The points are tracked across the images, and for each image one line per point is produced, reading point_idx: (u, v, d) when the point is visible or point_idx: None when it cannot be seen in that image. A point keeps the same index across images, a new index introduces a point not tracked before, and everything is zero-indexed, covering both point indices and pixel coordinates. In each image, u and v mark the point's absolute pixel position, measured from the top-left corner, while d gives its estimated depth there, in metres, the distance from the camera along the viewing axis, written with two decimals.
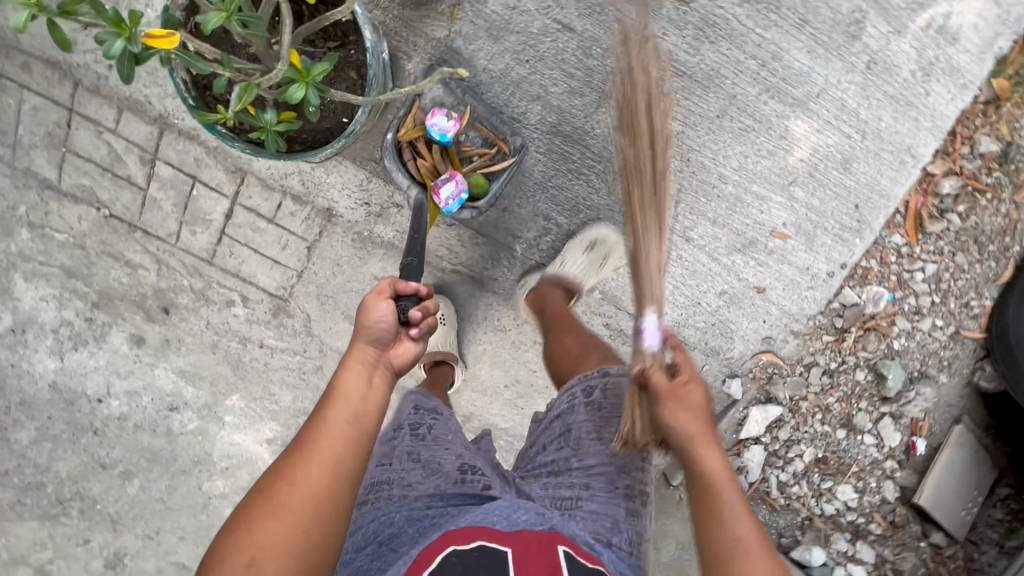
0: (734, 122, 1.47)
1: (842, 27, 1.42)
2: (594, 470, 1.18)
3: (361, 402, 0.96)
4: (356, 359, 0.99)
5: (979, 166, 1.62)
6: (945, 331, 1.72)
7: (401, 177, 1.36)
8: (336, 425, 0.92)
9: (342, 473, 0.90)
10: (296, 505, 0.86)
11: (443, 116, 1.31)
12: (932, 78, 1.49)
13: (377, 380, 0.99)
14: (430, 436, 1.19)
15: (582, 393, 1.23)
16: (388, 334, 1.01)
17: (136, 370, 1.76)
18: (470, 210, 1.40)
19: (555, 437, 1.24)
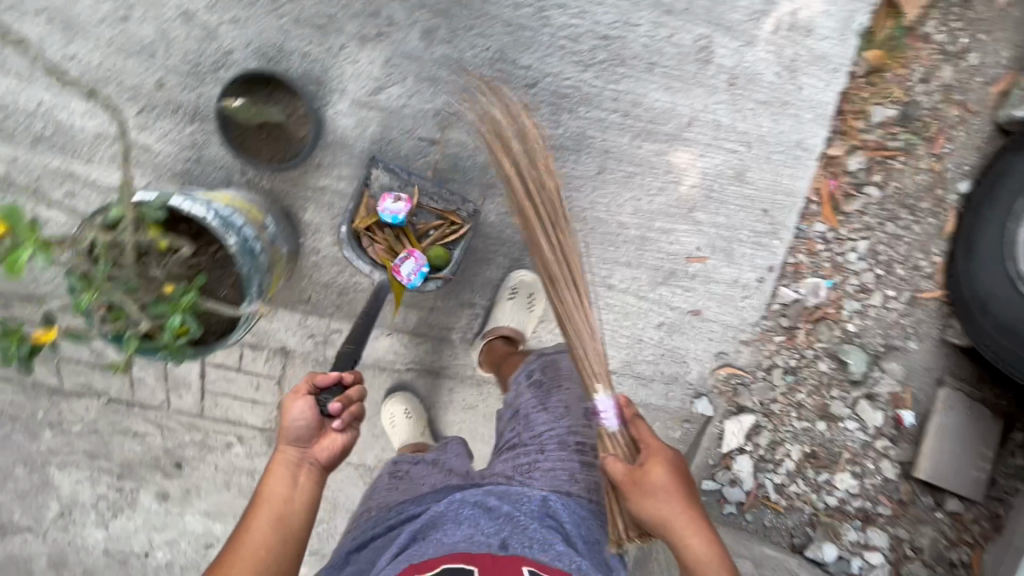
0: (616, 173, 1.52)
1: (691, 57, 1.45)
2: (545, 435, 1.25)
3: (286, 499, 1.11)
4: (282, 460, 1.14)
5: (881, 135, 1.59)
6: (900, 299, 1.68)
7: (363, 263, 1.38)
8: (258, 529, 1.07)
9: (264, 564, 1.05)
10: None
11: (392, 200, 1.35)
12: (799, 73, 1.49)
13: (303, 478, 1.14)
14: (407, 471, 1.33)
15: (525, 375, 1.34)
16: (307, 430, 1.15)
17: (169, 522, 1.97)
18: (434, 281, 1.41)
19: (508, 421, 1.33)
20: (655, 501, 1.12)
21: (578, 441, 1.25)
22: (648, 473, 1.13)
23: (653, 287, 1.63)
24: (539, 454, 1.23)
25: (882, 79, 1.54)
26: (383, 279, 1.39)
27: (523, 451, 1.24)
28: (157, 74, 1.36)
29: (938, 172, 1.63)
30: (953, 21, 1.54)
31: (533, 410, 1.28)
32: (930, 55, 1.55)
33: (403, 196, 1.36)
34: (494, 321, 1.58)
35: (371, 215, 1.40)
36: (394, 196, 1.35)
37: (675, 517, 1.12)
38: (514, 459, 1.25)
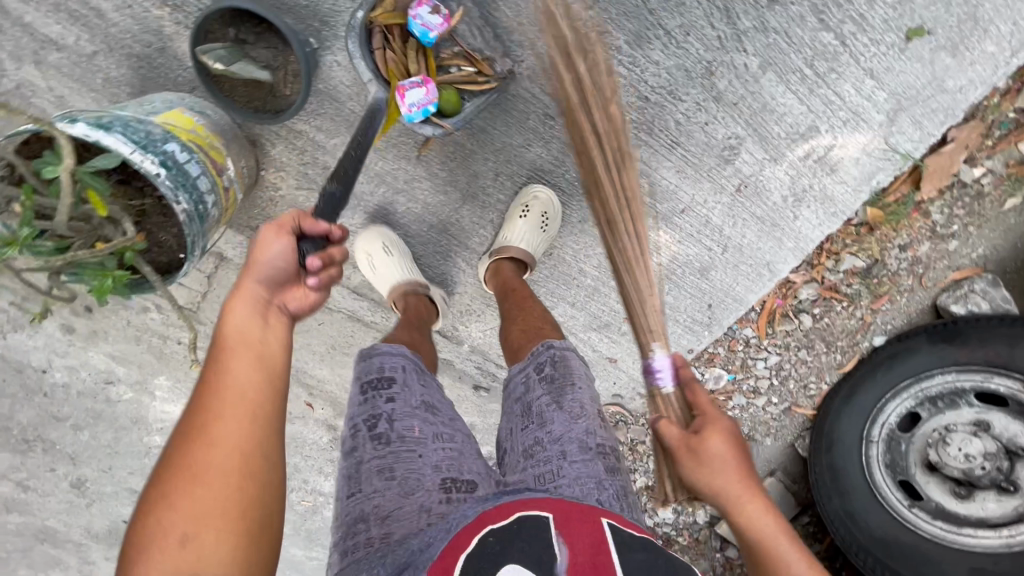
0: (597, 228, 1.51)
1: (715, 151, 1.40)
2: (565, 437, 1.15)
3: (260, 343, 0.88)
4: (249, 293, 0.89)
5: (840, 278, 1.68)
6: (778, 406, 1.91)
7: (364, 66, 1.20)
8: (239, 372, 0.84)
9: (257, 425, 0.82)
10: (219, 461, 0.77)
11: (429, 9, 1.18)
12: (803, 204, 1.49)
13: (274, 320, 0.91)
14: (395, 433, 1.11)
15: (535, 371, 1.26)
16: (283, 274, 0.92)
17: (72, 351, 2.03)
18: (433, 127, 1.26)
19: (518, 418, 1.23)
20: (712, 471, 0.97)
21: (598, 443, 1.15)
22: (706, 443, 0.98)
23: (585, 329, 1.71)
24: (563, 459, 1.12)
25: (870, 234, 1.60)
26: (380, 95, 1.21)
27: (543, 455, 1.14)
28: None
29: (866, 323, 1.76)
30: (957, 205, 1.57)
31: (547, 410, 1.19)
32: (920, 228, 1.60)
33: (443, 12, 1.19)
34: (507, 242, 1.44)
35: (397, 15, 1.20)
36: (433, 7, 1.19)
37: (735, 493, 0.98)
38: (533, 467, 1.14)
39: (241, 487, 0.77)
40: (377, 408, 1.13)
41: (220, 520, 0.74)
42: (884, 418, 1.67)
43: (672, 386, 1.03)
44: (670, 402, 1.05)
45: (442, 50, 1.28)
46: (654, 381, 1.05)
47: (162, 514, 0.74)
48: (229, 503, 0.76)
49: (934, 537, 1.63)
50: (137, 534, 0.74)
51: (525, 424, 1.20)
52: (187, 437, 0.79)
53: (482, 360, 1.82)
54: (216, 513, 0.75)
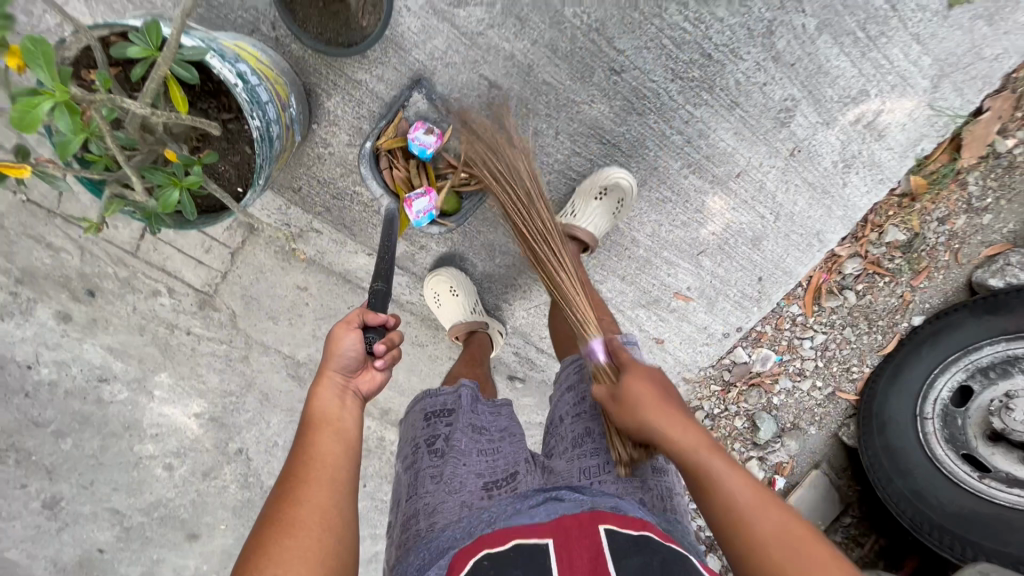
0: (653, 193, 1.50)
1: (771, 113, 1.42)
2: (615, 432, 1.09)
3: (338, 423, 0.89)
4: (329, 379, 0.92)
5: (883, 252, 1.70)
6: (822, 391, 1.87)
7: (375, 187, 1.34)
8: (323, 442, 0.86)
9: (337, 493, 0.82)
10: (307, 519, 0.77)
11: (424, 130, 1.29)
12: (852, 171, 1.52)
13: (352, 400, 0.93)
14: (447, 446, 1.08)
15: (581, 366, 1.18)
16: (356, 361, 0.94)
17: (64, 343, 1.81)
18: (439, 226, 1.39)
19: (570, 408, 1.15)
20: (649, 408, 0.95)
21: (648, 445, 1.08)
22: (628, 388, 0.98)
23: (634, 306, 1.67)
24: (610, 456, 1.06)
25: (911, 205, 1.63)
26: (389, 208, 1.34)
27: (590, 446, 1.08)
28: None
29: (907, 301, 1.76)
30: (991, 178, 1.62)
31: (601, 404, 1.13)
32: (956, 201, 1.65)
33: (435, 131, 1.29)
34: (574, 220, 1.40)
35: (399, 138, 1.34)
36: (427, 129, 1.29)
37: (676, 426, 0.93)
38: (579, 459, 1.07)
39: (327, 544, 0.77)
40: (436, 430, 1.11)
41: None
42: (936, 395, 1.64)
43: (604, 360, 1.09)
44: (604, 370, 1.07)
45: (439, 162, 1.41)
46: (591, 358, 1.12)
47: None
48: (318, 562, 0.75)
49: (1014, 505, 1.53)
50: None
51: (578, 412, 1.13)
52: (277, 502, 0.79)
53: (523, 342, 1.73)
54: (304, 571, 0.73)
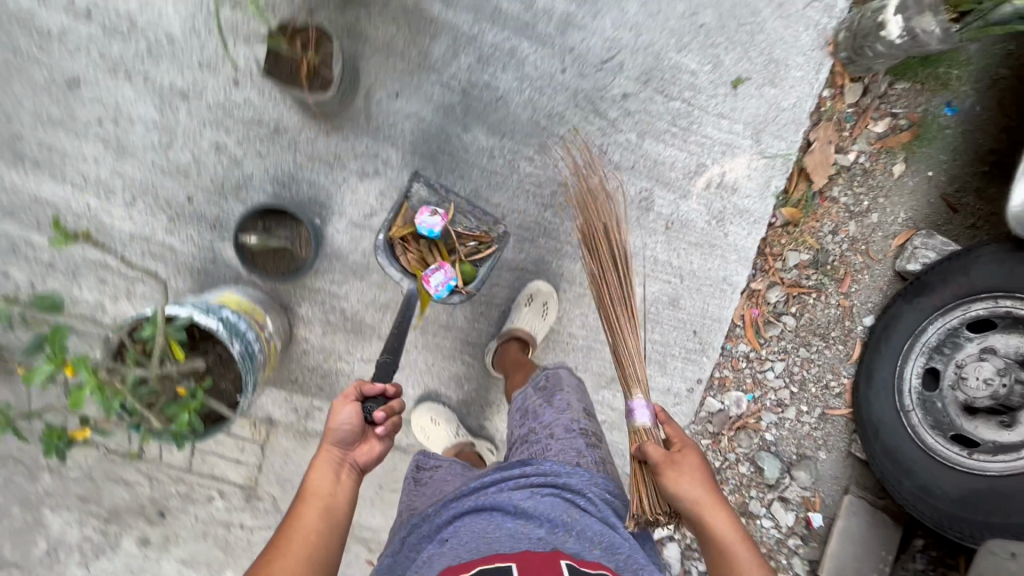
0: (569, 293, 1.80)
1: (635, 204, 1.75)
2: (553, 423, 1.40)
3: (331, 493, 1.16)
4: (326, 457, 1.20)
5: (796, 274, 1.88)
6: (812, 414, 1.94)
7: (394, 271, 1.50)
8: (310, 512, 1.13)
9: (314, 563, 1.08)
10: (286, 570, 1.04)
11: (429, 213, 1.48)
12: (726, 223, 1.78)
13: (344, 474, 1.20)
14: (431, 478, 1.45)
15: (531, 386, 1.50)
16: (349, 435, 1.22)
17: (146, 566, 2.11)
18: (459, 296, 1.53)
19: (519, 417, 1.50)
20: (683, 480, 1.24)
21: (581, 427, 1.39)
22: (682, 456, 1.27)
23: (597, 389, 1.87)
24: (552, 438, 1.37)
25: (797, 229, 1.85)
26: (411, 288, 1.50)
27: (534, 439, 1.39)
28: (188, 190, 1.63)
29: (846, 307, 1.92)
30: (856, 185, 1.85)
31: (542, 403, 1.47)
32: (838, 213, 1.86)
33: (439, 212, 1.48)
34: (511, 324, 1.71)
35: (408, 225, 1.53)
36: (432, 211, 1.48)
37: (703, 499, 1.22)
38: (529, 447, 1.38)
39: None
40: (419, 464, 1.50)
41: None
42: (907, 385, 1.66)
43: (650, 421, 1.34)
44: (650, 433, 1.34)
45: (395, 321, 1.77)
46: (631, 416, 1.36)
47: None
48: None
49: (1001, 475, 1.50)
50: None
51: (523, 421, 1.46)
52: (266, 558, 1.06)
53: None
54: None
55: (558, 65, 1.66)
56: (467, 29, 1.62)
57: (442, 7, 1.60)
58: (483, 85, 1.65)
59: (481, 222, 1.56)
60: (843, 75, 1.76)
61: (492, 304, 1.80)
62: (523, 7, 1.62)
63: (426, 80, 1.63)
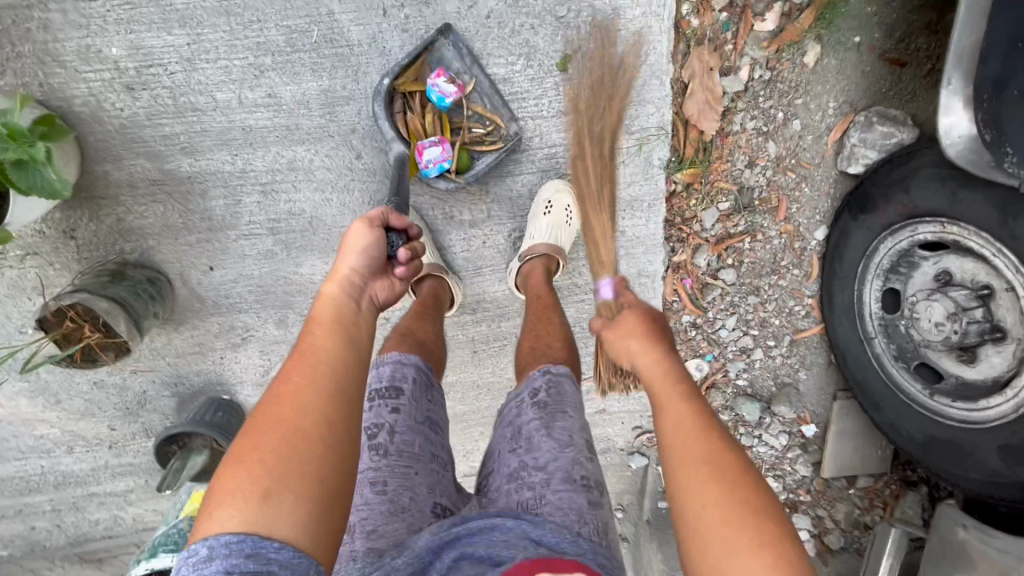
0: (489, 351, 1.66)
1: (508, 248, 1.53)
2: (551, 465, 0.97)
3: (354, 321, 0.86)
4: (341, 276, 0.89)
5: (720, 229, 1.61)
6: (782, 346, 1.81)
7: (388, 125, 1.27)
8: (325, 340, 0.81)
9: (341, 403, 0.77)
10: (301, 407, 0.74)
11: (446, 79, 1.28)
12: (617, 220, 1.54)
13: (366, 309, 0.90)
14: (394, 449, 0.98)
15: (527, 395, 1.08)
16: (377, 261, 0.93)
17: None
18: (446, 182, 1.36)
19: (509, 440, 1.04)
20: (625, 347, 0.93)
21: (585, 477, 0.97)
22: (623, 321, 0.96)
23: None
24: (545, 488, 0.94)
25: (703, 183, 1.54)
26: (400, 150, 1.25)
27: (526, 481, 0.96)
28: (105, 421, 1.68)
29: (791, 233, 1.63)
30: (760, 102, 1.46)
31: (536, 435, 1.01)
32: (748, 141, 1.51)
33: (456, 81, 1.29)
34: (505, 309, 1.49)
35: (417, 83, 1.30)
36: (449, 78, 1.28)
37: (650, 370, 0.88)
38: (513, 494, 0.96)
39: (311, 445, 0.72)
40: (381, 417, 1.01)
41: (296, 486, 0.69)
42: (867, 309, 1.46)
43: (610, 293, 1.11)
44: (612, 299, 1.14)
45: None
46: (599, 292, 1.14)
47: (239, 466, 0.69)
48: (303, 463, 0.70)
49: (965, 419, 1.31)
50: (223, 477, 0.69)
51: (514, 446, 1.02)
52: (274, 392, 0.76)
53: None
54: (295, 471, 0.69)
55: (348, 153, 1.35)
56: (230, 167, 1.34)
57: (189, 160, 1.32)
58: (284, 211, 1.39)
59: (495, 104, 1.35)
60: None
61: None
62: (272, 112, 1.30)
63: (228, 239, 1.42)
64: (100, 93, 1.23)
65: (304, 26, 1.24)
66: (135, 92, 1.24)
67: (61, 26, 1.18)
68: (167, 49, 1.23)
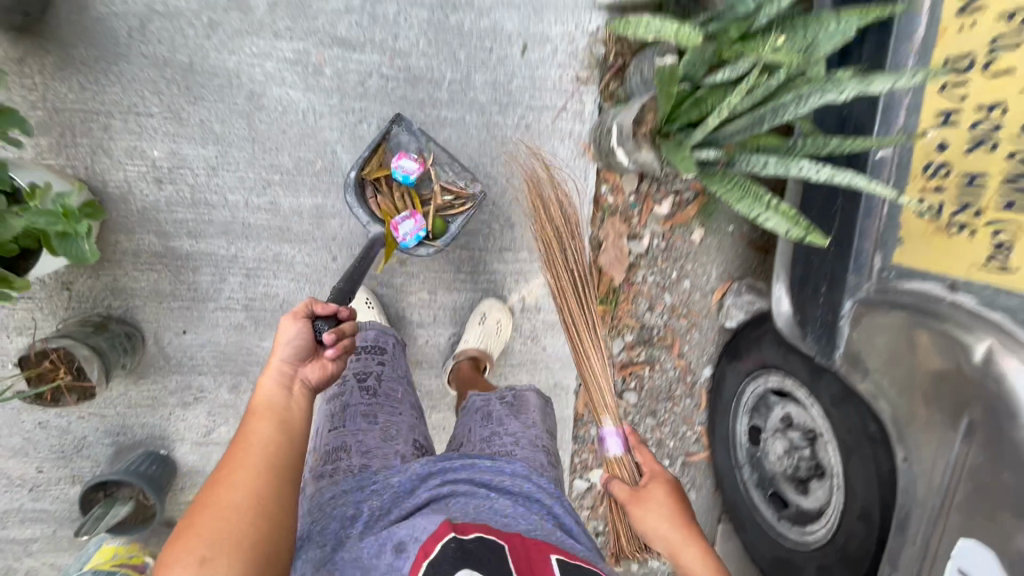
0: None
1: (447, 348, 1.81)
2: (518, 432, 1.25)
3: (285, 409, 0.99)
4: (273, 371, 1.01)
5: (625, 356, 1.94)
6: (675, 465, 2.07)
7: (360, 211, 1.47)
8: (261, 428, 0.95)
9: (280, 473, 0.92)
10: (241, 485, 0.88)
11: (408, 159, 1.46)
12: (541, 337, 1.84)
13: (297, 391, 1.03)
14: (382, 388, 1.29)
15: (498, 399, 1.34)
16: (304, 350, 1.04)
17: None
18: (427, 248, 1.51)
19: (478, 422, 1.30)
20: (647, 517, 1.35)
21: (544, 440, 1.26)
22: (648, 488, 1.39)
23: None
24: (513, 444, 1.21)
25: (613, 318, 1.90)
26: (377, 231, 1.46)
27: (497, 442, 1.22)
28: (35, 463, 1.74)
29: (682, 367, 1.97)
30: (660, 262, 1.87)
31: (505, 416, 1.29)
32: (650, 290, 1.90)
33: (417, 159, 1.47)
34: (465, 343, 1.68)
35: (384, 168, 1.52)
36: (410, 157, 1.46)
37: (669, 535, 1.31)
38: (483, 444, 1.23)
39: (258, 520, 0.85)
40: (368, 365, 1.32)
41: (236, 556, 0.80)
42: (739, 440, 1.76)
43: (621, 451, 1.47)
44: (622, 461, 1.48)
45: None
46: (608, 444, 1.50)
47: (180, 546, 0.80)
48: (239, 532, 0.82)
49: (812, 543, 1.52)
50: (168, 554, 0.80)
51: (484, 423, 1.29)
52: (212, 481, 0.89)
53: None
54: (237, 543, 0.81)
55: (327, 254, 1.65)
56: (226, 253, 1.62)
57: (191, 241, 1.59)
58: (262, 295, 1.66)
59: (459, 175, 1.56)
60: (611, 171, 1.75)
61: None
62: (271, 215, 1.60)
63: (207, 309, 1.66)
64: (133, 181, 1.53)
65: (310, 157, 1.58)
66: (162, 184, 1.54)
67: (118, 130, 1.48)
68: (197, 158, 1.53)
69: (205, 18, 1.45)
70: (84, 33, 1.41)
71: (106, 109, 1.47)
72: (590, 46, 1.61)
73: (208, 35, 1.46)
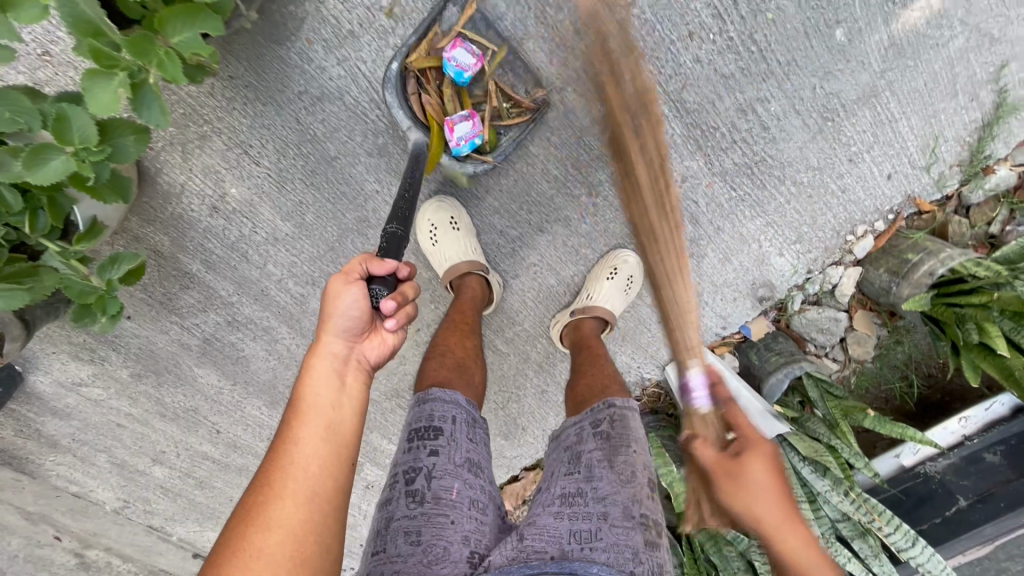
0: None
1: None
2: (610, 498, 1.01)
3: (335, 407, 0.85)
4: (324, 351, 0.88)
5: None
6: None
7: (403, 114, 1.22)
8: (307, 442, 0.80)
9: (322, 504, 0.77)
10: (279, 518, 0.73)
11: (463, 50, 1.18)
12: None
13: (351, 380, 0.89)
14: (431, 494, 0.97)
15: (590, 426, 1.15)
16: (360, 325, 0.90)
17: None
18: (475, 162, 1.31)
19: (565, 467, 1.11)
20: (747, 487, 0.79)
21: (643, 513, 1.00)
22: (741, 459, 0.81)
23: None
24: (603, 521, 0.98)
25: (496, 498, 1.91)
26: (422, 140, 1.22)
27: (582, 510, 1.00)
28: None
29: None
30: None
31: (598, 465, 1.06)
32: None
33: (476, 53, 1.19)
34: None
35: (430, 58, 1.22)
36: (467, 49, 1.18)
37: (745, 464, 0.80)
38: (568, 521, 0.99)
39: (306, 550, 0.73)
40: (418, 459, 1.02)
41: None
42: None
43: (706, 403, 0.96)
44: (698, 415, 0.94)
45: (83, 456, 1.77)
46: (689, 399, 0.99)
47: None
48: None
49: None
50: None
51: (571, 472, 1.08)
52: (246, 513, 0.73)
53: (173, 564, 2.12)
54: None
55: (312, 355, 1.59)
56: (224, 296, 1.49)
57: (201, 267, 1.44)
58: (227, 342, 1.57)
59: (636, 148, 1.37)
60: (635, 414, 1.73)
61: (189, 477, 1.84)
62: (293, 300, 1.50)
63: (167, 318, 1.52)
64: (188, 192, 1.32)
65: None
66: (216, 215, 1.36)
67: (213, 146, 1.27)
68: (268, 221, 1.38)
69: (380, 139, 1.29)
70: (257, 61, 1.19)
71: (214, 127, 1.25)
72: (634, 389, 1.72)
73: (370, 153, 1.31)
